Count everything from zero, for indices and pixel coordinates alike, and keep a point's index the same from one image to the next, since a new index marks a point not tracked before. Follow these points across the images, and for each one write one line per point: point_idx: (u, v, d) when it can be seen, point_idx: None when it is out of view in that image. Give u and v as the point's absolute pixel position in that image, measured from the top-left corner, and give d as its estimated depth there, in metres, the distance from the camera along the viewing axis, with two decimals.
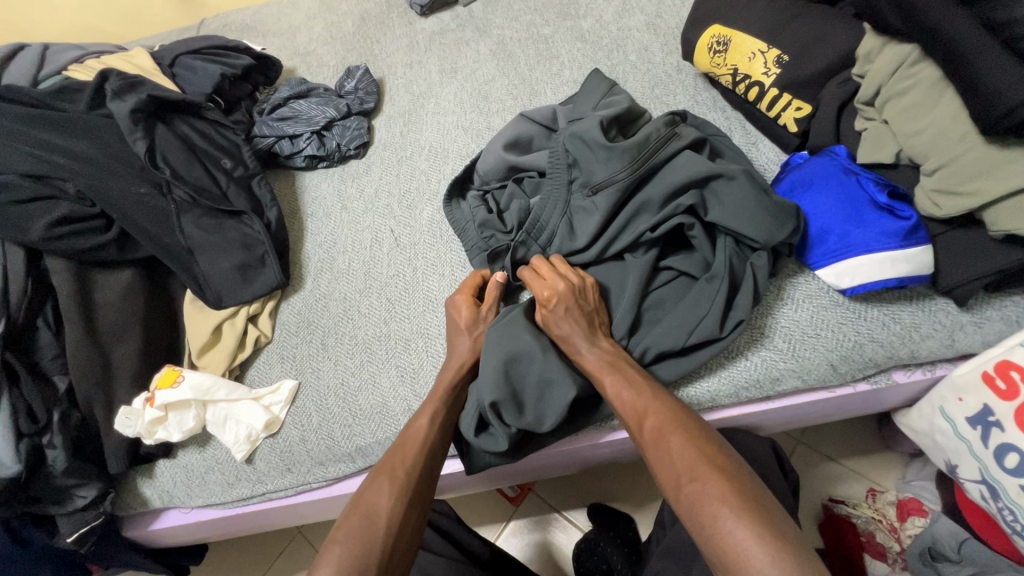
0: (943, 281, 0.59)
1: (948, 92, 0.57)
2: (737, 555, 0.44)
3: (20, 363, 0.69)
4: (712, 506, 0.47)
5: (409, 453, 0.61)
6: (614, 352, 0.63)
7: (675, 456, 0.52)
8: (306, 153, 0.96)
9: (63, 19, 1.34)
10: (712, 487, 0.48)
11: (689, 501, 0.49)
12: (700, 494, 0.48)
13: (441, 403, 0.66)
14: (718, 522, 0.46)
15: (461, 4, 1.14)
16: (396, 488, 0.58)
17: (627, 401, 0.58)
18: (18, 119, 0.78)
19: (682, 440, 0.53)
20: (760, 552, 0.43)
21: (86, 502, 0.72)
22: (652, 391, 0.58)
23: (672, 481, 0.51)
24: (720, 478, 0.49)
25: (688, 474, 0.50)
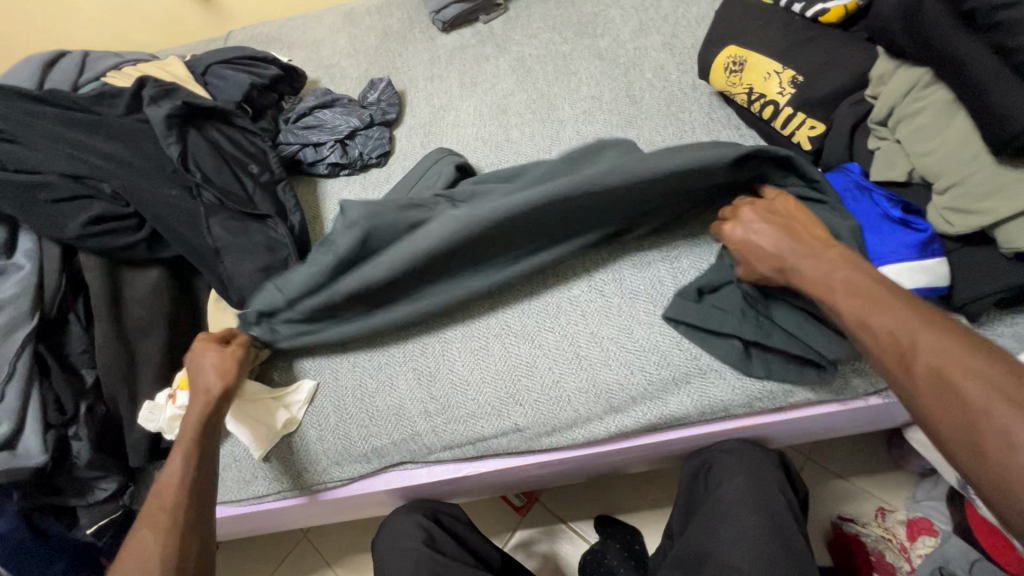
0: (956, 296, 0.60)
1: (960, 114, 0.59)
2: (1011, 465, 0.40)
3: (51, 356, 0.72)
4: (985, 411, 0.43)
5: (158, 511, 0.59)
6: (829, 264, 0.58)
7: (977, 383, 0.44)
8: (329, 161, 0.99)
9: (93, 27, 1.39)
10: (993, 381, 0.44)
11: (957, 406, 0.44)
12: (970, 394, 0.44)
13: (188, 444, 0.65)
14: (987, 425, 0.42)
15: (482, 21, 1.18)
16: (157, 545, 0.56)
17: (896, 326, 0.50)
18: (58, 122, 0.81)
19: (938, 334, 0.48)
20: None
21: (108, 494, 0.74)
22: (931, 317, 0.49)
23: (966, 412, 0.44)
24: (993, 380, 0.44)
25: (954, 369, 0.46)
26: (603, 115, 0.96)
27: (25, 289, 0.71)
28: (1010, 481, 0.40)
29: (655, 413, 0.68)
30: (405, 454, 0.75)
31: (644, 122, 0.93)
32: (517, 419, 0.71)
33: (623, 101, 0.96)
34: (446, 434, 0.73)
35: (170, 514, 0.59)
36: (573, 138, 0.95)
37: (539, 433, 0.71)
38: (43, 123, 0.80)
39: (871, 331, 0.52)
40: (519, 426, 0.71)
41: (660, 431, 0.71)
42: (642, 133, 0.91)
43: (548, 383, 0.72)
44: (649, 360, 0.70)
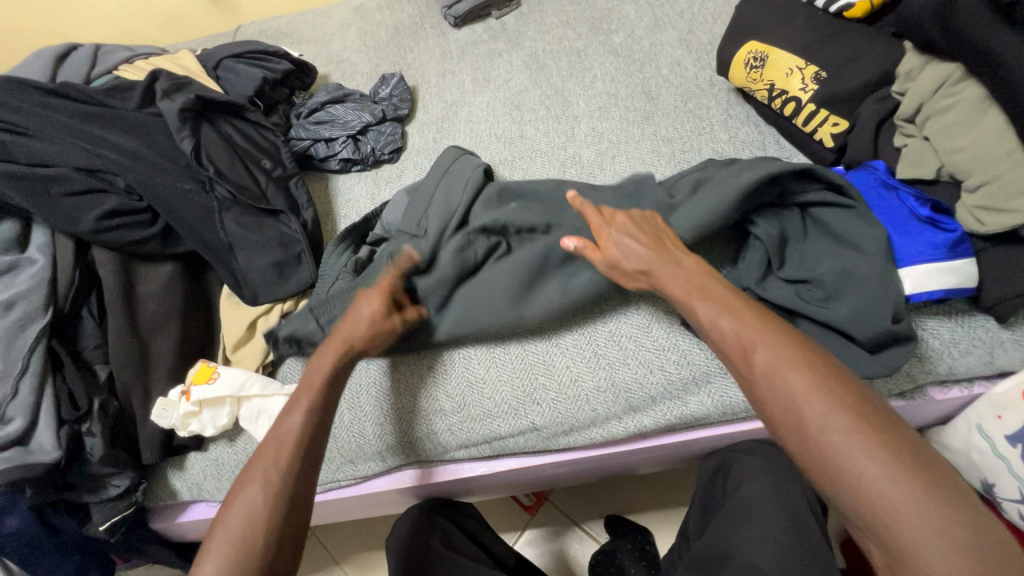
0: (985, 296, 0.60)
1: (992, 111, 0.58)
2: (873, 505, 0.40)
3: (65, 351, 0.71)
4: (844, 450, 0.42)
5: (271, 453, 0.55)
6: (671, 275, 0.59)
7: (830, 438, 0.42)
8: (342, 156, 0.98)
9: (101, 21, 1.38)
10: (847, 435, 0.42)
11: (818, 447, 0.43)
12: (823, 438, 0.43)
13: (314, 394, 0.59)
14: (845, 467, 0.41)
15: (494, 16, 1.17)
16: (264, 492, 0.52)
17: (761, 360, 0.48)
18: (71, 115, 0.81)
19: (796, 366, 0.46)
20: (912, 495, 0.39)
21: (121, 491, 0.73)
22: (776, 334, 0.49)
23: (825, 468, 0.42)
24: (852, 413, 0.43)
25: (805, 407, 0.44)
26: (619, 112, 0.95)
27: (39, 283, 0.70)
28: (872, 520, 0.40)
29: (675, 413, 0.68)
30: (419, 453, 0.74)
31: (660, 118, 0.91)
32: (533, 418, 0.70)
33: (639, 97, 0.95)
34: (462, 432, 0.72)
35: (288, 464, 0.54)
36: (589, 134, 0.94)
37: (557, 431, 0.70)
38: (55, 116, 0.79)
39: (733, 359, 0.51)
40: (536, 424, 0.70)
41: (678, 431, 0.71)
42: (659, 129, 0.90)
43: (566, 382, 0.71)
44: (669, 359, 0.69)
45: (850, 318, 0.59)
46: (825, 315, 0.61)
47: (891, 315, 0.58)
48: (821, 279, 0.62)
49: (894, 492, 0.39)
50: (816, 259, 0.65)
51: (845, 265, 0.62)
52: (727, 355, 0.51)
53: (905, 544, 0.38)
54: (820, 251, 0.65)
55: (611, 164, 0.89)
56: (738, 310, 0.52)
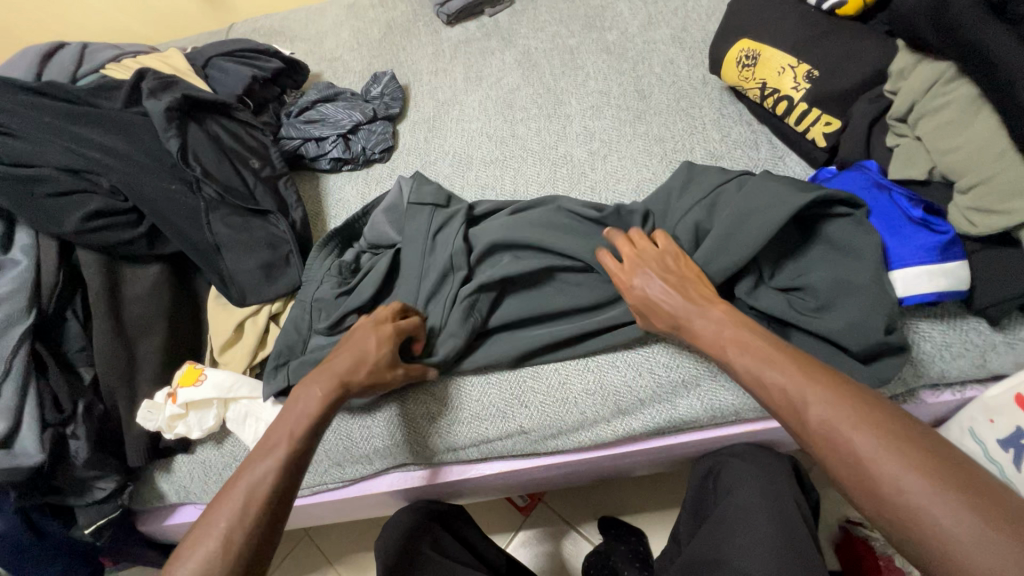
0: (978, 299, 0.59)
1: (985, 110, 0.57)
2: (944, 547, 0.39)
3: (49, 353, 0.70)
4: (911, 493, 0.41)
5: (239, 497, 0.53)
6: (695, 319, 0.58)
7: (863, 454, 0.44)
8: (332, 156, 0.97)
9: (92, 19, 1.37)
10: (882, 450, 0.43)
11: (883, 491, 0.43)
12: (885, 483, 0.42)
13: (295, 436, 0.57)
14: (916, 511, 0.41)
15: (487, 14, 1.16)
16: (222, 540, 0.51)
17: (777, 387, 0.50)
18: (55, 114, 0.80)
19: (837, 406, 0.47)
20: (980, 532, 0.39)
21: (107, 494, 0.72)
22: (806, 368, 0.50)
23: (865, 485, 0.44)
24: (895, 449, 0.43)
25: (862, 451, 0.44)
26: (611, 110, 0.94)
27: (22, 285, 0.69)
28: (947, 560, 0.39)
29: (663, 416, 0.67)
30: (405, 455, 0.73)
31: (653, 117, 0.90)
32: (520, 421, 0.70)
33: (631, 96, 0.94)
34: (449, 436, 0.71)
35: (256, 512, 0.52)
36: (581, 133, 0.93)
37: (545, 435, 0.70)
38: (40, 115, 0.79)
39: (775, 405, 0.51)
40: (523, 428, 0.70)
41: (667, 434, 0.70)
42: (651, 129, 0.89)
43: (554, 385, 0.70)
44: (658, 362, 0.68)
45: (838, 324, 0.58)
46: (817, 326, 0.60)
47: (885, 319, 0.57)
48: (814, 288, 0.61)
49: (936, 504, 0.40)
50: (806, 268, 0.64)
51: (839, 274, 0.60)
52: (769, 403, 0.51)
53: (965, 567, 0.38)
54: (811, 258, 0.64)
55: (602, 163, 0.88)
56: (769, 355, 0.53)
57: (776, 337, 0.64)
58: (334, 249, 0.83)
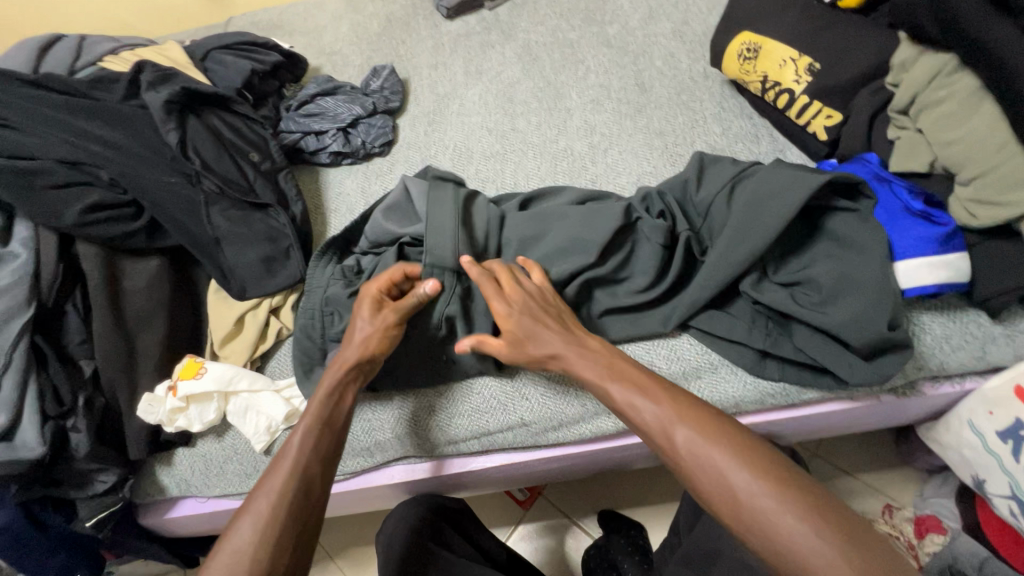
0: (979, 291, 0.59)
1: (987, 102, 0.58)
2: (791, 547, 0.42)
3: (48, 346, 0.70)
4: (755, 500, 0.44)
5: (280, 479, 0.53)
6: (578, 353, 0.58)
7: (718, 470, 0.47)
8: (332, 149, 0.97)
9: (88, 12, 1.36)
10: (735, 470, 0.46)
11: (741, 516, 0.45)
12: (746, 497, 0.45)
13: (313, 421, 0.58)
14: (762, 517, 0.44)
15: (487, 8, 1.15)
16: (260, 518, 0.51)
17: (645, 415, 0.52)
18: (53, 106, 0.79)
19: (693, 436, 0.49)
20: (816, 534, 0.42)
21: (108, 487, 0.72)
22: (664, 393, 0.53)
23: (727, 502, 0.46)
24: (750, 466, 0.46)
25: (719, 464, 0.47)
26: (611, 104, 0.93)
27: (21, 277, 0.69)
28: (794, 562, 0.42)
29: None
30: (406, 447, 0.73)
31: (653, 111, 0.90)
32: (523, 413, 0.70)
33: (632, 89, 0.94)
34: (450, 428, 0.71)
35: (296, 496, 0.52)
36: (581, 127, 0.92)
37: (545, 427, 0.70)
38: (37, 107, 0.78)
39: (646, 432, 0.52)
40: (524, 420, 0.70)
41: None
42: (651, 122, 0.89)
43: (555, 377, 0.70)
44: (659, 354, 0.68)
45: (846, 323, 0.58)
46: (823, 320, 0.59)
47: (888, 314, 0.57)
48: (816, 281, 0.61)
49: (785, 519, 0.43)
50: (809, 260, 0.63)
51: (843, 268, 0.60)
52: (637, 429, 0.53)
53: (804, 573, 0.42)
54: (815, 250, 0.63)
55: (603, 157, 0.88)
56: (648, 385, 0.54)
57: (776, 331, 0.64)
58: (332, 257, 0.81)
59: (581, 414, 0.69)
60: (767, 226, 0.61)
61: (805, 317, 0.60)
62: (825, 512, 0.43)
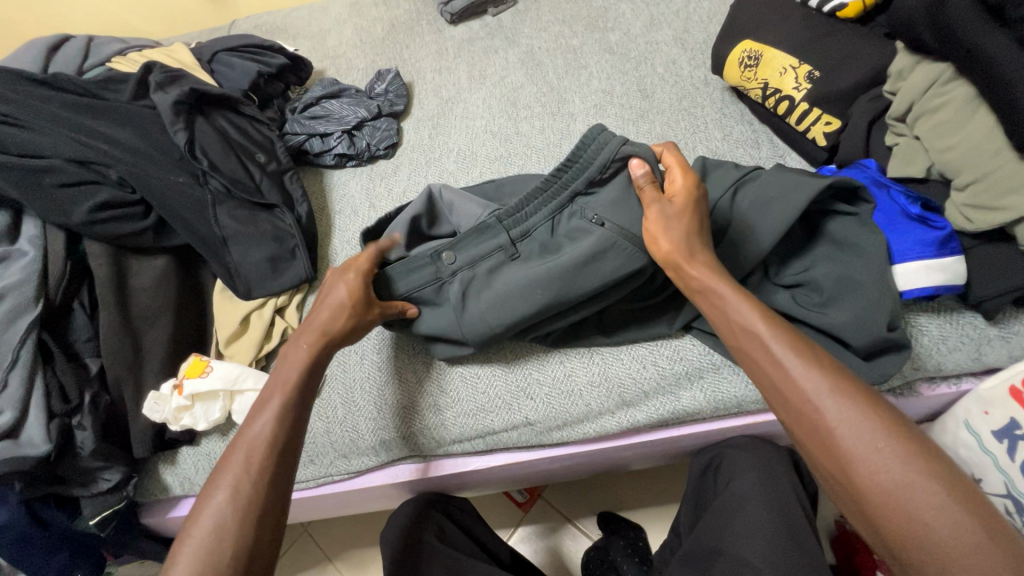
0: (974, 294, 0.61)
1: (983, 109, 0.60)
2: (935, 544, 0.38)
3: (55, 343, 0.71)
4: (899, 485, 0.40)
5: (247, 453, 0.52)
6: (729, 301, 0.53)
7: (874, 449, 0.42)
8: (337, 151, 0.97)
9: (92, 14, 1.37)
10: (891, 454, 0.41)
11: (885, 503, 0.40)
12: (896, 481, 0.40)
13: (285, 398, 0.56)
14: (904, 502, 0.40)
15: (491, 14, 1.17)
16: (235, 496, 0.49)
17: (787, 377, 0.47)
18: (62, 106, 0.80)
19: (845, 408, 0.43)
20: (973, 537, 0.38)
21: (112, 485, 0.72)
22: (808, 357, 0.47)
23: (876, 484, 0.41)
24: (903, 447, 0.41)
25: (860, 444, 0.42)
26: (614, 109, 0.95)
27: (29, 275, 0.70)
28: (931, 557, 0.38)
29: (666, 408, 0.68)
30: (408, 445, 0.73)
31: (655, 116, 0.92)
32: (528, 412, 0.71)
33: (634, 95, 0.96)
34: (456, 427, 0.72)
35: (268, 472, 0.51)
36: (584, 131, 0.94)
37: (550, 426, 0.70)
38: (46, 107, 0.79)
39: (779, 396, 0.48)
40: (529, 419, 0.71)
41: (671, 426, 0.71)
42: (654, 127, 0.91)
43: (560, 377, 0.71)
44: (662, 355, 0.70)
45: (847, 325, 0.59)
46: (823, 321, 0.61)
47: (888, 317, 0.58)
48: (817, 282, 0.62)
49: (938, 508, 0.39)
50: (811, 262, 0.64)
51: (843, 270, 0.61)
52: (768, 390, 0.49)
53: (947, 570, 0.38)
54: (816, 253, 0.65)
55: None
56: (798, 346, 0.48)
57: None
58: None
59: (585, 415, 0.70)
60: (769, 229, 0.62)
61: (808, 319, 0.62)
62: (988, 519, 0.38)
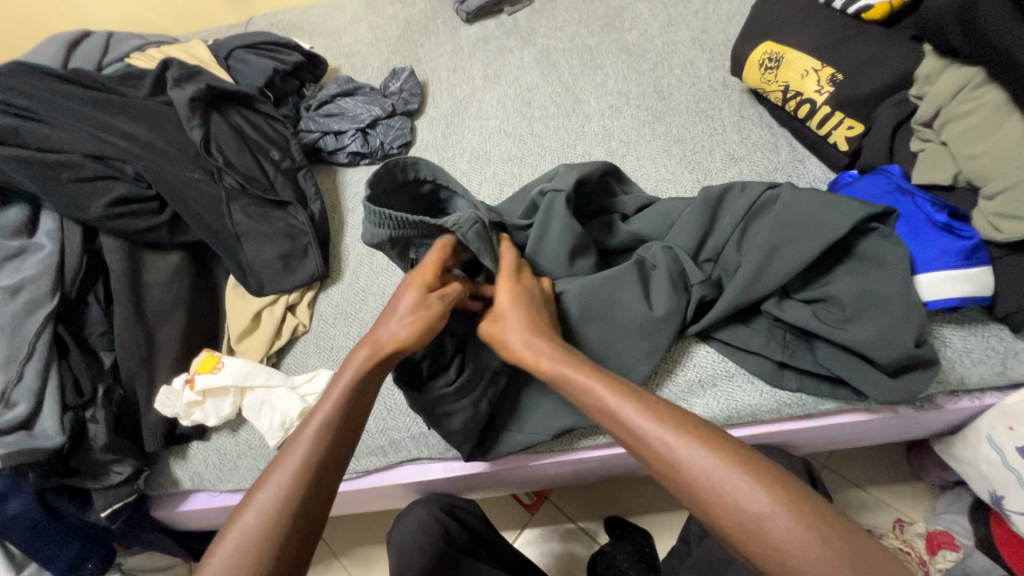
0: (1000, 306, 0.59)
1: (1014, 116, 0.58)
2: (741, 520, 0.41)
3: (70, 336, 0.71)
4: (753, 513, 0.41)
5: (284, 474, 0.48)
6: (571, 371, 0.52)
7: (723, 486, 0.42)
8: (350, 150, 0.97)
9: (113, 10, 1.39)
10: (736, 485, 0.42)
11: (750, 536, 0.41)
12: (742, 506, 0.41)
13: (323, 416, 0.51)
14: (761, 531, 0.40)
15: (506, 12, 1.16)
16: (269, 516, 0.46)
17: (645, 434, 0.46)
18: (80, 101, 0.81)
19: (698, 447, 0.44)
20: (773, 507, 0.40)
21: (123, 478, 0.72)
22: (656, 408, 0.47)
23: (735, 518, 0.41)
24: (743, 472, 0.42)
25: (737, 498, 0.41)
26: (630, 111, 0.94)
27: (47, 268, 0.71)
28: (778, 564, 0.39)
29: None
30: None
31: (672, 118, 0.91)
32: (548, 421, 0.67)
33: (650, 96, 0.95)
34: None
35: (297, 486, 0.48)
36: (599, 133, 0.93)
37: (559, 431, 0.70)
38: (66, 102, 0.80)
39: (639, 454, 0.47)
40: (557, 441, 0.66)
41: None
42: (670, 130, 0.90)
43: None
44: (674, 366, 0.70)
45: (872, 341, 0.58)
46: (846, 337, 0.59)
47: (914, 330, 0.57)
48: (839, 298, 0.61)
49: (777, 524, 0.40)
50: (831, 279, 0.63)
51: (867, 284, 0.60)
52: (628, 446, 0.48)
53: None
54: (833, 270, 0.63)
55: (621, 163, 0.88)
56: (642, 403, 0.48)
57: (795, 343, 0.64)
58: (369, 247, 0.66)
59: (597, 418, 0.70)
60: (783, 242, 0.63)
61: (828, 334, 0.60)
62: (850, 542, 0.39)
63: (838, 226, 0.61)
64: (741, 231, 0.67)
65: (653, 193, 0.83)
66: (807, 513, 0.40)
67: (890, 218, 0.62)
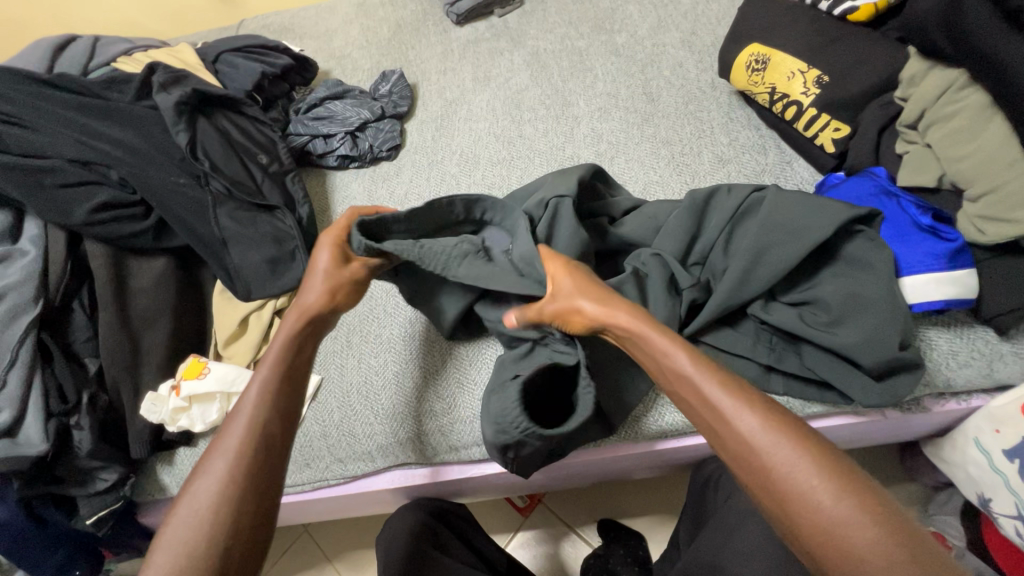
0: (985, 308, 0.59)
1: (997, 118, 0.58)
2: (816, 519, 0.39)
3: (54, 343, 0.71)
4: (833, 518, 0.39)
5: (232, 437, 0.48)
6: (655, 346, 0.51)
7: (804, 483, 0.40)
8: (339, 153, 0.97)
9: (104, 15, 1.39)
10: (817, 484, 0.40)
11: (825, 537, 0.39)
12: (824, 508, 0.39)
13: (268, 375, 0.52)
14: (845, 538, 0.38)
15: (496, 15, 1.16)
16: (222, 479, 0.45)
17: (724, 422, 0.45)
18: (65, 106, 0.81)
19: (778, 441, 0.42)
20: (857, 514, 0.38)
21: (108, 485, 0.71)
22: (741, 395, 0.45)
23: (811, 516, 0.39)
24: (828, 476, 0.40)
25: (819, 499, 0.39)
26: (619, 113, 0.94)
27: (30, 274, 0.70)
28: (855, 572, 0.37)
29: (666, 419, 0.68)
30: None
31: (660, 120, 0.91)
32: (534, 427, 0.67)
33: (639, 98, 0.94)
34: (454, 433, 0.71)
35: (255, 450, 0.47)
36: (588, 135, 0.93)
37: None
38: (50, 107, 0.79)
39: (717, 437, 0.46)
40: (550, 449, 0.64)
41: (670, 437, 0.70)
42: (659, 132, 0.89)
43: None
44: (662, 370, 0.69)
45: (858, 345, 0.57)
46: (832, 340, 0.59)
47: (897, 332, 0.57)
48: (825, 301, 0.61)
49: (856, 533, 0.38)
50: (816, 282, 0.63)
51: (852, 288, 0.60)
52: (706, 429, 0.46)
53: None
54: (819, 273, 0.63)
55: (610, 165, 0.88)
56: (727, 385, 0.46)
57: (782, 346, 0.64)
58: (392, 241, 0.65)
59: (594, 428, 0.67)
60: (769, 245, 0.63)
61: (814, 337, 0.60)
62: (934, 561, 0.37)
63: (823, 229, 0.61)
64: (728, 233, 0.66)
65: (642, 196, 0.83)
66: (899, 531, 0.38)
67: (877, 220, 0.62)
